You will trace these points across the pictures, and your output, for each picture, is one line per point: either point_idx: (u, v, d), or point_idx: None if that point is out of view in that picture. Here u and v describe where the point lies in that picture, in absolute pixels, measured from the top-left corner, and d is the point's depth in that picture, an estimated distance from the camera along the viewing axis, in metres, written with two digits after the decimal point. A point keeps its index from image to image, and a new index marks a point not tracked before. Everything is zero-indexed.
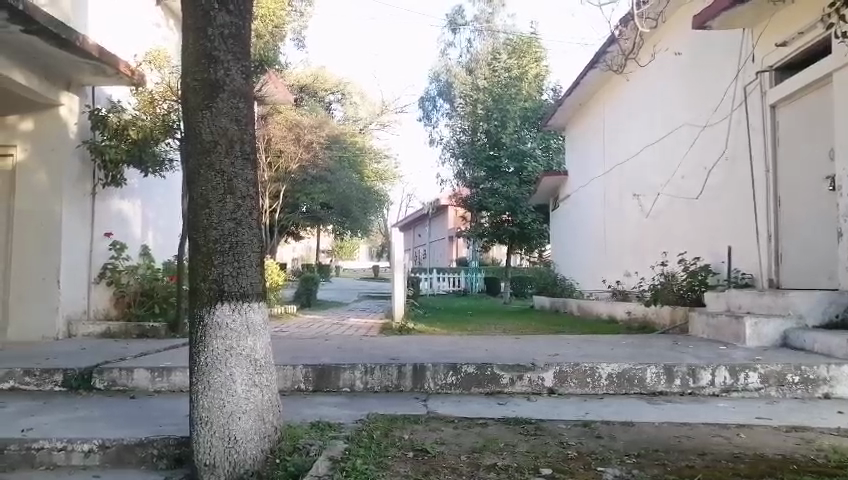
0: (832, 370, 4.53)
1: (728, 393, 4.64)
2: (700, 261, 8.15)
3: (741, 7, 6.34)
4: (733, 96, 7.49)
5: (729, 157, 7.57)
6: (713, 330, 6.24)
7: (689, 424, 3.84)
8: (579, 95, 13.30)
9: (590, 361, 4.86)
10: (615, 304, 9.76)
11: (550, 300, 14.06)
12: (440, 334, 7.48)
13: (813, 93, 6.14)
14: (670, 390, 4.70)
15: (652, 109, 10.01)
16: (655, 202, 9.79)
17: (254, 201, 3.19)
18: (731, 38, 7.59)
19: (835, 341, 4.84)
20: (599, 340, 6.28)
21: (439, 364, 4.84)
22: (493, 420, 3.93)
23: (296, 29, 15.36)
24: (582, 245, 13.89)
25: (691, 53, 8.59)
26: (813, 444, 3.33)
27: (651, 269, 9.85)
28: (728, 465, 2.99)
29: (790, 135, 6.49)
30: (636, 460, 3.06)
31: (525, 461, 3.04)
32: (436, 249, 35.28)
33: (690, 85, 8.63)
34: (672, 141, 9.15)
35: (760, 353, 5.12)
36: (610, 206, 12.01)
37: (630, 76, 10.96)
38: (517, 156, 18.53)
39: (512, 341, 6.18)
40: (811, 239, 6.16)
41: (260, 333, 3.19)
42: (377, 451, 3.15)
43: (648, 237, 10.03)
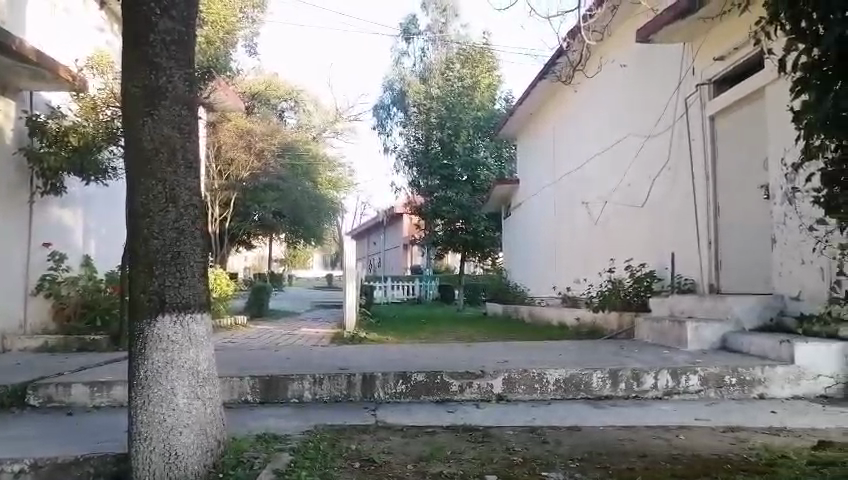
0: (766, 372, 4.71)
1: (671, 396, 4.78)
2: (645, 267, 8.39)
3: (680, 22, 6.57)
4: (675, 107, 7.76)
5: (672, 166, 7.83)
6: (657, 334, 6.41)
7: (632, 427, 3.94)
8: (530, 105, 13.55)
9: (538, 367, 4.93)
10: (564, 310, 9.92)
11: (502, 307, 14.20)
12: (392, 342, 7.48)
13: (746, 106, 6.40)
14: (615, 394, 4.81)
15: (599, 119, 10.28)
16: (603, 210, 10.02)
17: (197, 210, 3.13)
18: (672, 52, 7.86)
19: (768, 343, 5.04)
20: (548, 345, 6.38)
21: (389, 372, 4.83)
22: (442, 428, 3.94)
23: (248, 37, 15.19)
24: (533, 252, 14.11)
25: (635, 65, 8.86)
26: (747, 443, 3.46)
27: (600, 275, 10.08)
28: (666, 466, 3.08)
29: (728, 145, 6.75)
30: (580, 464, 3.11)
31: (471, 468, 3.07)
32: (390, 258, 35.29)
33: (635, 97, 8.89)
34: (619, 150, 9.42)
35: (700, 356, 5.29)
36: (560, 214, 12.25)
37: (579, 87, 11.21)
38: (470, 165, 18.51)
39: (462, 349, 6.22)
40: (747, 245, 6.40)
41: (203, 345, 3.13)
42: (322, 462, 3.13)
43: (596, 244, 10.26)
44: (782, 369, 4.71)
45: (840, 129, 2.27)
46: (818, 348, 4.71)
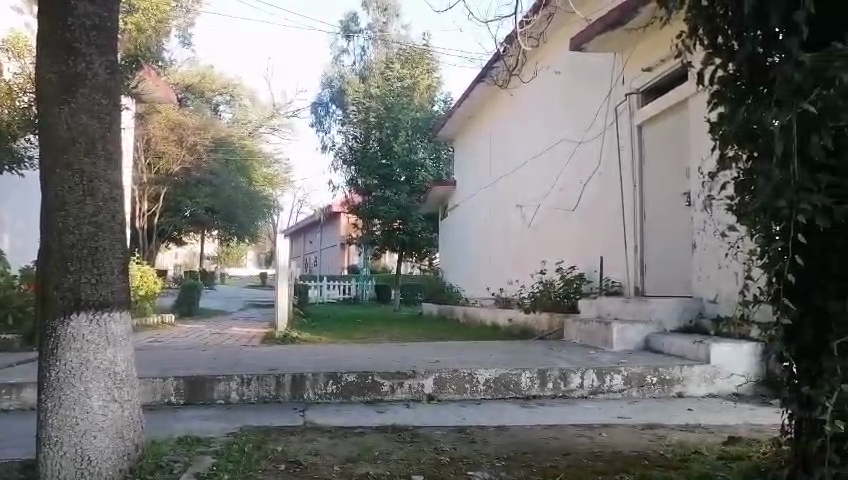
0: (684, 371, 4.93)
1: (596, 395, 4.92)
2: (575, 270, 8.64)
3: (611, 33, 6.80)
4: (605, 115, 8.01)
5: (601, 172, 8.08)
6: (585, 334, 6.59)
7: (557, 426, 4.02)
8: (467, 108, 13.71)
9: (469, 367, 4.98)
10: (497, 311, 10.07)
11: (437, 307, 14.10)
12: (324, 342, 7.42)
13: (671, 115, 6.66)
14: (542, 393, 4.92)
15: (534, 124, 10.51)
16: (536, 214, 10.24)
17: (117, 205, 2.99)
18: (603, 61, 8.11)
19: (687, 344, 5.26)
20: (479, 346, 6.45)
21: (319, 373, 4.78)
22: (371, 428, 3.93)
23: (181, 27, 14.71)
24: (468, 254, 14.29)
25: (569, 73, 9.10)
26: (664, 440, 3.60)
27: (532, 277, 10.31)
28: (588, 463, 3.16)
29: (653, 153, 7.02)
30: (505, 463, 3.16)
31: (398, 469, 3.06)
32: (326, 257, 34.98)
33: (568, 104, 9.12)
34: (552, 155, 9.66)
35: (624, 356, 5.48)
36: (494, 216, 12.44)
37: (515, 91, 11.40)
38: (409, 166, 18.52)
39: (394, 349, 6.22)
40: (669, 250, 6.68)
41: (121, 345, 3.00)
42: (246, 465, 3.05)
43: (529, 247, 10.47)
44: (699, 368, 4.94)
45: (749, 141, 2.37)
46: (733, 348, 4.97)
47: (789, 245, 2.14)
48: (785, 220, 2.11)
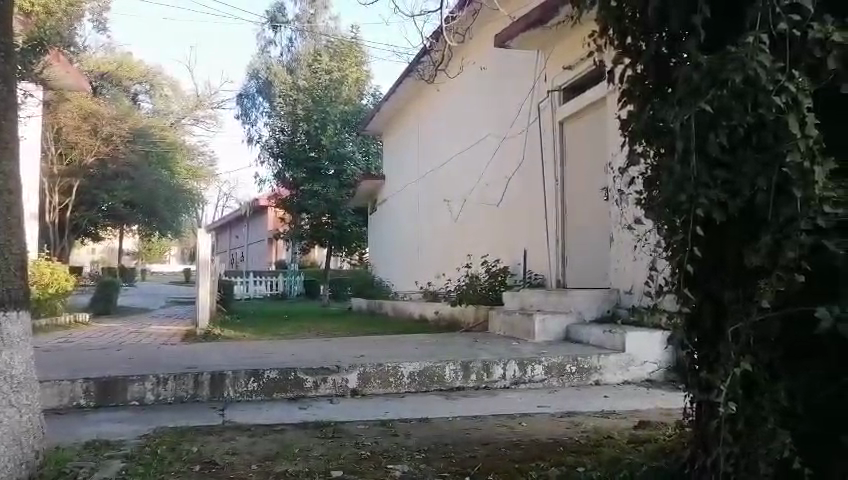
0: (601, 360, 5.12)
1: (517, 385, 5.03)
2: (500, 263, 8.83)
3: (533, 31, 6.92)
4: (529, 112, 8.19)
5: (525, 167, 8.28)
6: (508, 326, 6.73)
7: (479, 416, 4.09)
8: (395, 103, 13.69)
9: (393, 360, 4.99)
10: (424, 305, 10.13)
11: (367, 302, 13.59)
12: (248, 339, 7.28)
13: (590, 113, 6.86)
14: (466, 385, 4.99)
15: (460, 120, 10.63)
16: (463, 209, 10.36)
17: (11, 197, 2.80)
18: (527, 59, 8.27)
19: (604, 333, 5.46)
20: (406, 339, 6.45)
21: (240, 371, 4.67)
22: (292, 425, 3.87)
23: (94, 10, 13.96)
24: (397, 248, 14.33)
25: (494, 70, 9.24)
26: (580, 427, 3.72)
27: (458, 270, 10.48)
28: (507, 452, 3.22)
29: (573, 149, 7.23)
30: (425, 455, 3.18)
31: (317, 465, 3.03)
32: (254, 253, 34.18)
33: (493, 100, 9.27)
34: (477, 151, 9.81)
35: (545, 346, 5.63)
36: (422, 210, 12.52)
37: (441, 87, 11.47)
38: (337, 159, 18.36)
39: (320, 344, 6.15)
40: (587, 244, 6.93)
41: (18, 347, 2.83)
42: (158, 468, 2.94)
43: (456, 241, 10.59)
44: (615, 357, 5.14)
45: (654, 137, 2.44)
46: (646, 337, 5.22)
47: (688, 238, 2.23)
48: (685, 214, 2.19)
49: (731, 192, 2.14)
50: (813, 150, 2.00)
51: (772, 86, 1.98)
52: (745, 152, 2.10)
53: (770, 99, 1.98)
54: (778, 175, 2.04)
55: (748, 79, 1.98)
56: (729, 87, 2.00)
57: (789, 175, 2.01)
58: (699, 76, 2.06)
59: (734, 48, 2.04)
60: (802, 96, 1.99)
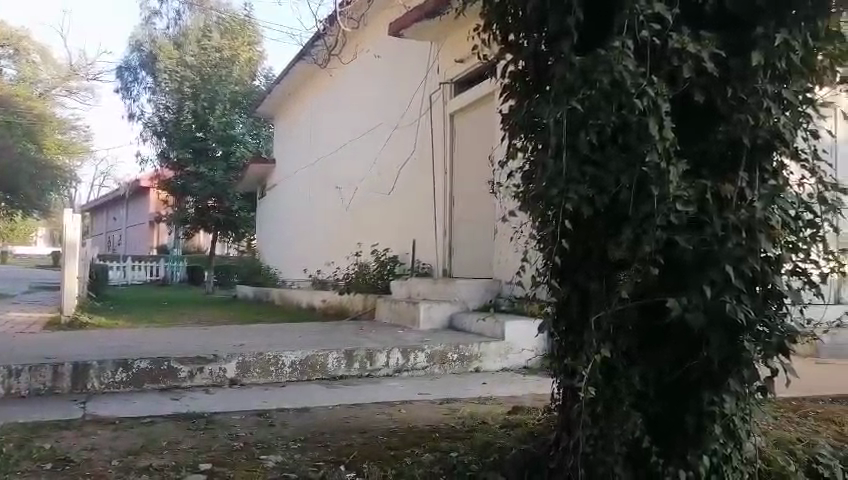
0: (482, 348, 5.27)
1: (400, 373, 5.07)
2: (389, 252, 8.89)
3: (429, 21, 6.95)
4: (421, 102, 8.26)
5: (417, 158, 8.34)
6: (394, 314, 6.77)
7: (359, 404, 4.09)
8: (287, 86, 13.33)
9: (274, 349, 4.88)
10: (312, 293, 9.98)
11: (253, 290, 13.09)
12: (119, 327, 6.85)
13: (479, 108, 7.02)
14: (349, 373, 4.97)
15: (353, 107, 10.54)
16: (354, 196, 10.31)
17: None
18: (420, 49, 8.31)
19: (486, 322, 5.63)
20: (290, 328, 6.31)
21: (107, 361, 4.37)
22: (162, 417, 3.68)
23: None
24: (286, 236, 14.03)
25: (388, 59, 9.21)
26: (458, 413, 3.82)
27: (347, 259, 10.42)
28: (383, 439, 3.24)
29: (462, 142, 7.38)
30: (301, 445, 3.13)
31: (185, 459, 2.90)
32: (133, 236, 32.28)
33: (386, 89, 9.25)
34: (370, 139, 9.78)
35: (428, 335, 5.72)
36: (312, 197, 12.32)
37: (335, 71, 11.30)
38: (226, 140, 17.64)
39: (198, 333, 5.89)
40: (473, 236, 7.11)
41: None
42: (1, 467, 2.70)
43: (347, 228, 10.51)
44: (495, 345, 5.31)
45: (531, 133, 2.53)
46: (524, 324, 5.44)
47: (557, 231, 2.34)
48: (556, 207, 2.29)
49: (599, 188, 2.25)
50: (669, 152, 2.14)
51: (634, 90, 2.11)
52: (612, 151, 2.21)
53: (632, 101, 2.11)
54: (639, 173, 2.17)
55: (615, 81, 2.11)
56: (598, 87, 2.13)
57: (648, 173, 2.14)
58: (572, 75, 2.18)
59: (602, 51, 2.16)
60: (660, 101, 2.12)
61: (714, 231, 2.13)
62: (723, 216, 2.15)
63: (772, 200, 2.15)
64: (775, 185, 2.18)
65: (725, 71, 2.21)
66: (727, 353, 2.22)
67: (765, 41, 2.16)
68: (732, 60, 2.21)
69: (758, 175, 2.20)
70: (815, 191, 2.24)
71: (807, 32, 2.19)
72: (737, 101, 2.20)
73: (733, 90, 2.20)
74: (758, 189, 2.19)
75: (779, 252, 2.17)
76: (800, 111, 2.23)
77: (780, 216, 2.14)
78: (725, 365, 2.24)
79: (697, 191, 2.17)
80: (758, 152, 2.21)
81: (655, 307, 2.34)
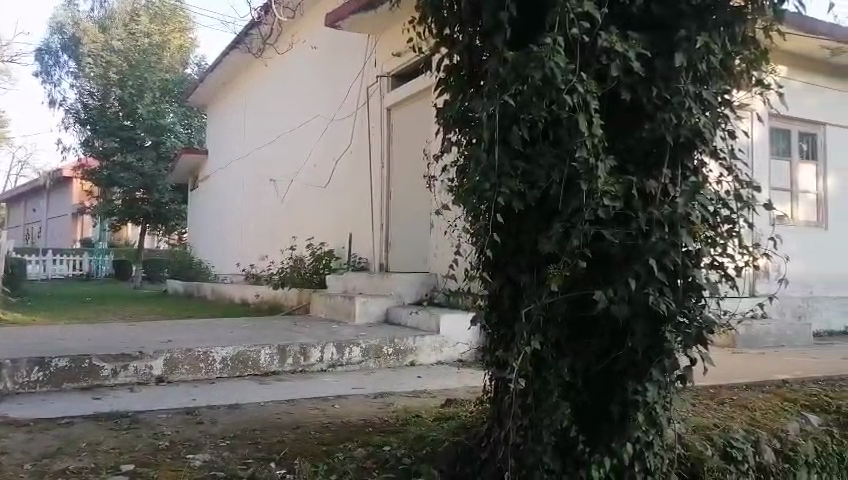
0: (417, 342, 5.28)
1: (334, 368, 5.02)
2: (325, 246, 8.80)
3: (365, 14, 6.91)
4: (358, 95, 8.20)
5: (353, 150, 8.28)
6: (329, 309, 6.69)
7: (292, 400, 4.03)
8: (220, 75, 12.95)
9: (204, 345, 4.75)
10: (245, 288, 9.75)
11: (184, 285, 12.48)
12: (37, 324, 6.48)
13: (415, 102, 7.03)
14: (282, 369, 4.89)
15: (288, 98, 10.35)
16: (289, 189, 10.13)
17: None
18: (357, 41, 8.24)
19: (421, 316, 5.66)
20: (222, 323, 6.14)
21: (21, 360, 4.13)
22: (82, 417, 3.51)
23: None
24: (219, 230, 13.66)
25: (325, 50, 9.09)
26: (392, 407, 3.81)
27: (282, 253, 10.24)
28: (315, 435, 3.20)
29: (399, 136, 7.37)
30: (230, 443, 3.05)
31: (105, 460, 2.77)
32: (55, 229, 30.68)
33: (323, 81, 9.13)
34: (306, 132, 9.64)
35: (364, 329, 5.70)
36: (246, 190, 12.03)
37: (270, 62, 11.07)
38: (156, 130, 17.13)
39: (123, 330, 5.65)
40: (410, 230, 7.13)
41: None
42: None
43: (281, 222, 10.32)
44: (430, 339, 5.33)
45: (465, 127, 2.54)
46: (456, 318, 5.48)
47: (489, 225, 2.37)
48: (488, 202, 2.31)
49: (530, 183, 2.28)
50: (597, 148, 2.20)
51: (564, 86, 2.15)
52: (543, 147, 2.25)
53: (562, 97, 2.15)
54: (568, 169, 2.22)
55: (546, 78, 2.14)
56: (529, 83, 2.16)
57: (577, 169, 2.19)
58: (505, 71, 2.21)
59: (535, 48, 2.18)
60: (589, 98, 2.17)
61: (639, 226, 2.20)
62: (648, 211, 2.22)
63: (693, 197, 2.23)
64: (695, 182, 2.27)
65: (651, 71, 2.29)
66: (650, 343, 2.30)
67: (687, 43, 2.24)
68: (657, 60, 2.28)
69: (680, 172, 2.29)
70: (732, 188, 2.33)
71: (726, 37, 2.29)
72: (661, 101, 2.27)
73: (657, 90, 2.27)
74: (680, 185, 2.27)
75: (698, 246, 2.26)
76: (719, 111, 2.32)
77: (701, 212, 2.22)
78: (648, 356, 2.32)
79: (623, 186, 2.24)
80: (680, 150, 2.29)
81: (581, 300, 2.40)
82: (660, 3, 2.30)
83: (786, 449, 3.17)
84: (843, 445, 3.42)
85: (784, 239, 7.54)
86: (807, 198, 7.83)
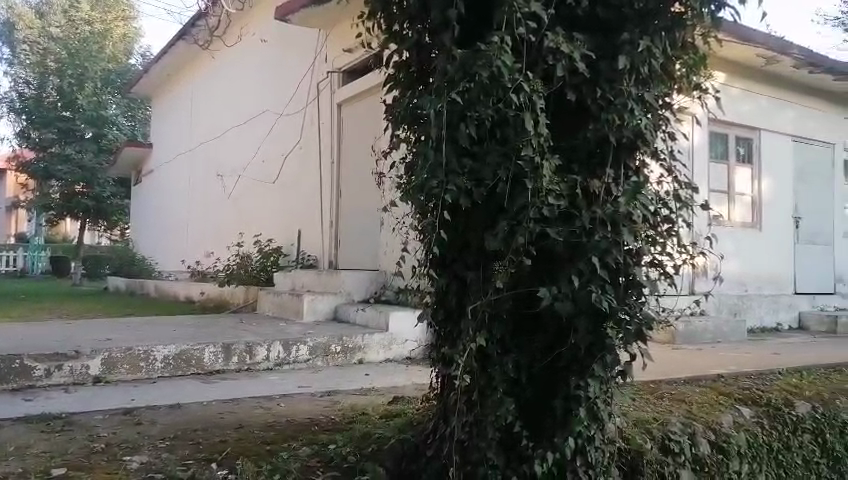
0: (366, 339, 5.26)
1: (281, 366, 4.94)
2: (272, 243, 8.66)
3: (315, 8, 6.84)
4: (308, 90, 8.09)
5: (302, 146, 8.17)
6: (277, 306, 6.60)
7: (236, 399, 3.95)
8: (165, 67, 12.60)
9: (145, 344, 4.61)
10: (190, 285, 9.51)
11: (126, 281, 12.04)
12: None
13: (366, 98, 7.00)
14: (227, 367, 4.79)
15: (236, 92, 10.15)
16: (236, 184, 9.93)
17: None
18: (307, 35, 8.13)
19: (370, 313, 5.64)
20: (164, 322, 5.97)
21: None
22: (11, 420, 3.35)
23: None
24: (163, 225, 13.28)
25: (274, 44, 8.95)
26: (339, 405, 3.78)
27: (228, 249, 10.03)
28: (259, 434, 3.14)
29: (349, 132, 7.32)
30: (170, 444, 2.97)
31: (34, 464, 2.65)
32: None
33: (272, 75, 8.99)
34: (254, 126, 9.47)
35: (313, 327, 5.63)
36: (192, 185, 11.75)
37: (217, 54, 10.84)
38: (96, 121, 16.15)
39: (58, 328, 5.43)
40: (360, 227, 7.09)
41: None
42: None
43: (228, 218, 10.10)
44: (379, 337, 5.31)
45: (414, 124, 2.54)
46: (401, 315, 5.46)
47: (436, 222, 2.36)
48: (435, 199, 2.31)
49: (477, 181, 2.29)
50: (543, 147, 2.23)
51: (511, 85, 2.17)
52: (490, 145, 2.26)
53: (508, 95, 2.17)
54: (515, 167, 2.23)
55: (493, 76, 2.16)
56: (477, 81, 2.17)
57: (523, 167, 2.21)
58: (453, 68, 2.22)
59: (483, 46, 2.20)
60: (535, 97, 2.20)
61: (583, 224, 2.24)
62: (591, 210, 2.27)
63: (635, 196, 2.27)
64: (637, 182, 2.32)
65: (595, 73, 2.34)
66: (592, 339, 2.34)
67: (630, 46, 2.29)
68: (601, 62, 2.33)
69: (623, 172, 2.34)
70: (672, 189, 2.40)
71: (667, 42, 2.35)
72: (605, 102, 2.32)
73: (601, 91, 2.32)
74: (622, 185, 2.32)
75: (639, 245, 2.31)
76: (659, 113, 2.38)
77: (644, 211, 2.26)
78: (591, 352, 2.36)
79: (567, 185, 2.28)
80: (622, 150, 2.34)
81: (527, 296, 2.43)
82: (605, 6, 2.34)
83: (720, 440, 3.29)
84: (772, 436, 3.56)
85: (721, 239, 7.83)
86: (743, 200, 8.14)
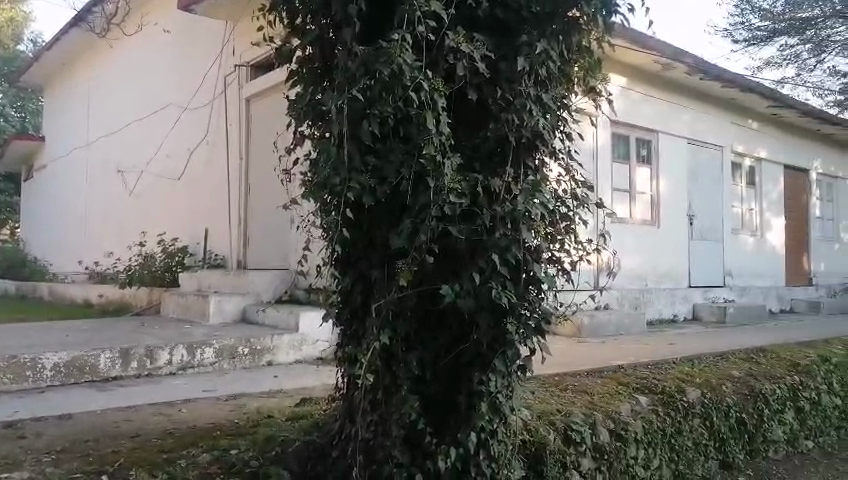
0: (275, 341, 5.13)
1: (184, 371, 4.75)
2: (177, 242, 8.31)
3: None
4: (214, 83, 7.82)
5: (209, 141, 7.89)
6: (181, 307, 6.34)
7: (134, 406, 3.75)
8: (59, 56, 11.82)
9: (32, 351, 4.31)
10: (87, 287, 8.97)
11: (16, 284, 11.22)
12: None
13: (274, 94, 6.84)
14: (124, 374, 4.54)
15: (137, 84, 9.67)
16: (138, 181, 9.46)
17: None
18: (213, 27, 7.85)
19: (279, 314, 5.52)
20: (55, 327, 5.59)
21: None
22: None
23: None
24: (59, 225, 12.46)
25: (178, 35, 8.58)
26: (244, 408, 3.67)
27: (129, 249, 9.52)
28: (157, 442, 2.99)
29: (259, 128, 7.15)
30: (56, 457, 2.78)
31: None
32: None
33: (175, 67, 8.62)
34: (157, 120, 9.04)
35: (219, 329, 5.45)
36: (89, 181, 11.08)
37: (116, 43, 10.28)
38: None
39: None
40: (269, 225, 6.92)
41: None
42: None
43: (130, 216, 9.60)
44: (288, 337, 5.21)
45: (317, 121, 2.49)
46: (310, 313, 5.36)
47: (339, 220, 2.33)
48: (338, 197, 2.28)
49: (379, 178, 2.28)
50: (444, 145, 2.26)
51: (411, 83, 2.17)
52: (393, 142, 2.26)
53: (408, 94, 2.17)
54: (417, 165, 2.24)
55: (394, 74, 2.15)
56: (378, 78, 2.16)
57: (425, 165, 2.22)
58: (354, 65, 2.20)
59: (384, 43, 2.19)
60: (436, 96, 2.22)
61: (483, 222, 2.28)
62: (492, 208, 2.31)
63: (533, 194, 2.33)
64: (536, 180, 2.38)
65: (495, 73, 2.38)
66: (494, 334, 2.39)
67: (528, 48, 2.36)
68: (501, 63, 2.38)
69: (522, 171, 2.39)
70: (570, 188, 2.48)
71: (563, 45, 2.44)
72: (505, 102, 2.37)
73: (502, 91, 2.37)
74: (522, 183, 2.37)
75: (538, 242, 2.37)
76: (558, 114, 2.46)
77: (542, 209, 2.32)
78: (493, 347, 2.42)
79: (469, 184, 2.30)
80: (522, 150, 2.39)
81: (431, 293, 2.43)
82: (504, 8, 2.38)
83: (617, 428, 3.44)
84: (665, 422, 3.76)
85: (622, 236, 8.22)
86: (643, 198, 8.57)
